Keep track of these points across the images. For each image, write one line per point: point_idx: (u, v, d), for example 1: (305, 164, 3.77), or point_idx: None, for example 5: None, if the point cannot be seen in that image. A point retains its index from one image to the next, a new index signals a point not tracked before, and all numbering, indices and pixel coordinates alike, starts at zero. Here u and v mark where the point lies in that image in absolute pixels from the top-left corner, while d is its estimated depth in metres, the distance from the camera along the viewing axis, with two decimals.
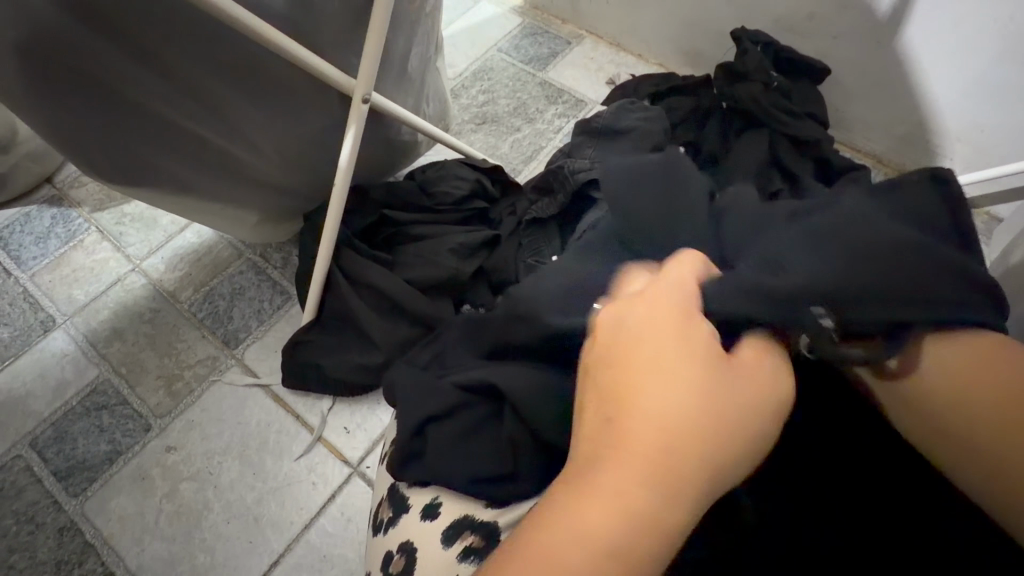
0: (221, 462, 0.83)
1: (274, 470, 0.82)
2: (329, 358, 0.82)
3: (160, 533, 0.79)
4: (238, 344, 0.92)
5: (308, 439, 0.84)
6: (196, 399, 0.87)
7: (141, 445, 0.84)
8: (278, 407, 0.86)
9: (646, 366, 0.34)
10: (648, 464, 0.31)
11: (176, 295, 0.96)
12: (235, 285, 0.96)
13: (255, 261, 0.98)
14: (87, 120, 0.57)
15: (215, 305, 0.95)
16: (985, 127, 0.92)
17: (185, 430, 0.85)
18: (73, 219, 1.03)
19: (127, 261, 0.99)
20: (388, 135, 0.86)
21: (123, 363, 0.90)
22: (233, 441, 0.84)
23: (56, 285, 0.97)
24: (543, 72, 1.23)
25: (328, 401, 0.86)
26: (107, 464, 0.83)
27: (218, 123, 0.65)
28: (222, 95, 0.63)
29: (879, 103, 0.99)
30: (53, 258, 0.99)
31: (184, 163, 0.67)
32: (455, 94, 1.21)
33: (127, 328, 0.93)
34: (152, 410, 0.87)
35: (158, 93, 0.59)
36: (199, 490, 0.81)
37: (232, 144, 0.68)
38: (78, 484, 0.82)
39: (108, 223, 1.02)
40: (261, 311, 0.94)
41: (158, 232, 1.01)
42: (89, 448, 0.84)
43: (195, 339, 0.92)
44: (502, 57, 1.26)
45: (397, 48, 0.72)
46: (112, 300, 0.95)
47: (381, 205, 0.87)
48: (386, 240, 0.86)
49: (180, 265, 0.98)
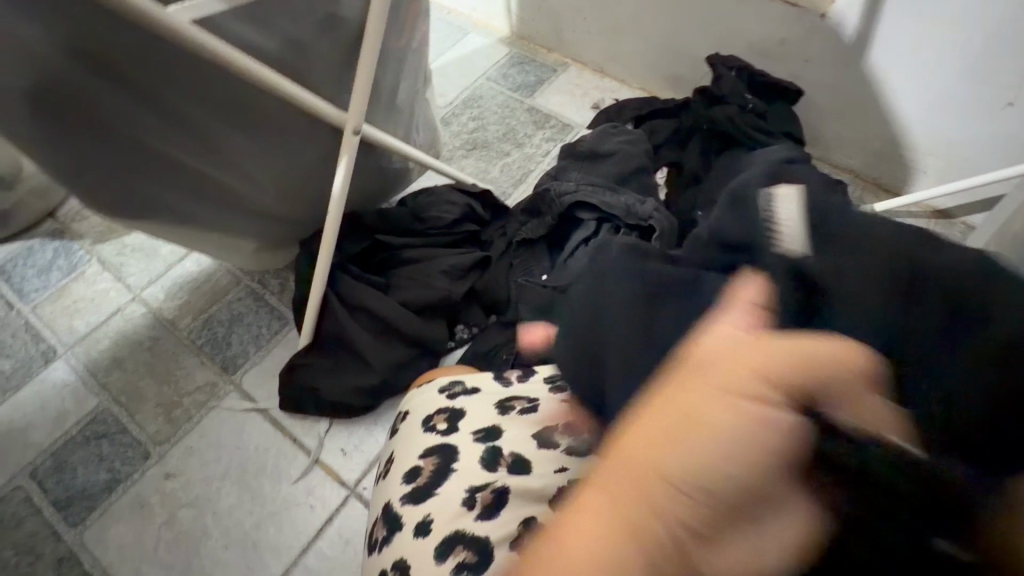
0: (219, 488, 0.84)
1: (272, 494, 0.83)
2: (327, 380, 0.84)
3: (158, 561, 0.79)
4: (236, 370, 0.93)
5: (306, 461, 0.85)
6: (195, 425, 0.88)
7: (140, 472, 0.85)
8: (276, 431, 0.88)
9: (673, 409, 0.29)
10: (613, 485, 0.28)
11: (175, 322, 0.98)
12: (234, 312, 0.98)
13: (253, 288, 1.00)
14: (93, 159, 0.60)
15: (213, 332, 0.97)
16: (953, 142, 0.96)
17: (184, 456, 0.86)
18: (75, 251, 1.05)
19: (128, 291, 1.01)
20: (381, 163, 0.89)
21: (122, 392, 0.92)
22: (231, 466, 0.85)
23: (58, 316, 0.99)
24: (530, 98, 1.28)
25: (325, 423, 0.87)
26: (107, 492, 0.84)
27: (218, 157, 0.68)
28: (220, 132, 0.66)
29: (853, 122, 1.03)
30: (56, 289, 1.02)
31: (184, 193, 0.70)
32: (446, 121, 1.26)
33: (126, 357, 0.95)
34: (151, 437, 0.88)
35: (161, 129, 0.62)
36: (198, 517, 0.82)
37: (231, 176, 0.72)
38: (77, 514, 0.82)
39: (110, 254, 1.05)
40: (258, 336, 0.96)
41: (158, 262, 1.04)
42: (89, 476, 0.85)
43: (193, 366, 0.93)
44: (490, 86, 1.31)
45: (386, 82, 0.76)
46: (114, 330, 0.97)
47: (374, 231, 0.90)
48: (381, 264, 0.89)
49: (179, 294, 1.00)
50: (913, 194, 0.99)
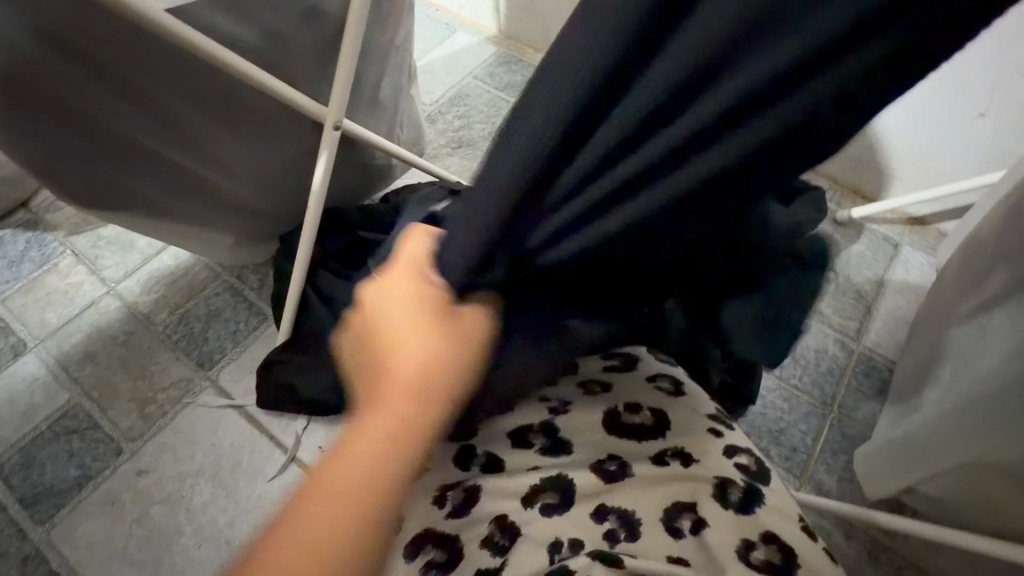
0: (193, 485, 0.82)
1: (247, 491, 0.82)
2: (305, 377, 0.83)
3: (128, 559, 0.78)
4: (213, 366, 0.92)
5: (282, 459, 0.84)
6: (169, 422, 0.87)
7: (111, 469, 0.83)
8: (253, 428, 0.87)
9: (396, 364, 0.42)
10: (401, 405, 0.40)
11: (151, 317, 0.96)
12: (211, 307, 0.97)
13: (232, 283, 0.99)
14: (63, 148, 0.59)
15: (190, 327, 0.95)
16: (926, 151, 0.98)
17: (157, 453, 0.85)
18: (48, 243, 1.03)
19: (102, 284, 0.99)
20: (364, 159, 0.88)
21: (95, 386, 0.90)
22: (206, 463, 0.84)
23: (28, 309, 0.97)
24: (516, 98, 1.28)
25: (303, 420, 0.87)
26: (76, 490, 0.82)
27: (194, 149, 0.67)
28: (197, 124, 0.65)
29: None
30: (27, 282, 0.99)
31: (159, 185, 0.69)
32: (432, 119, 1.25)
33: (100, 351, 0.93)
34: (124, 433, 0.86)
35: (135, 119, 0.61)
36: (170, 514, 0.80)
37: (208, 169, 0.70)
38: (45, 511, 0.80)
39: (84, 246, 1.03)
40: (236, 332, 0.95)
41: (134, 255, 1.02)
42: (58, 473, 0.83)
43: (169, 361, 0.92)
44: (477, 84, 1.30)
45: (369, 78, 0.75)
46: (87, 324, 0.95)
47: (357, 227, 0.89)
48: (363, 260, 0.88)
49: (156, 287, 0.99)
50: (890, 201, 1.01)
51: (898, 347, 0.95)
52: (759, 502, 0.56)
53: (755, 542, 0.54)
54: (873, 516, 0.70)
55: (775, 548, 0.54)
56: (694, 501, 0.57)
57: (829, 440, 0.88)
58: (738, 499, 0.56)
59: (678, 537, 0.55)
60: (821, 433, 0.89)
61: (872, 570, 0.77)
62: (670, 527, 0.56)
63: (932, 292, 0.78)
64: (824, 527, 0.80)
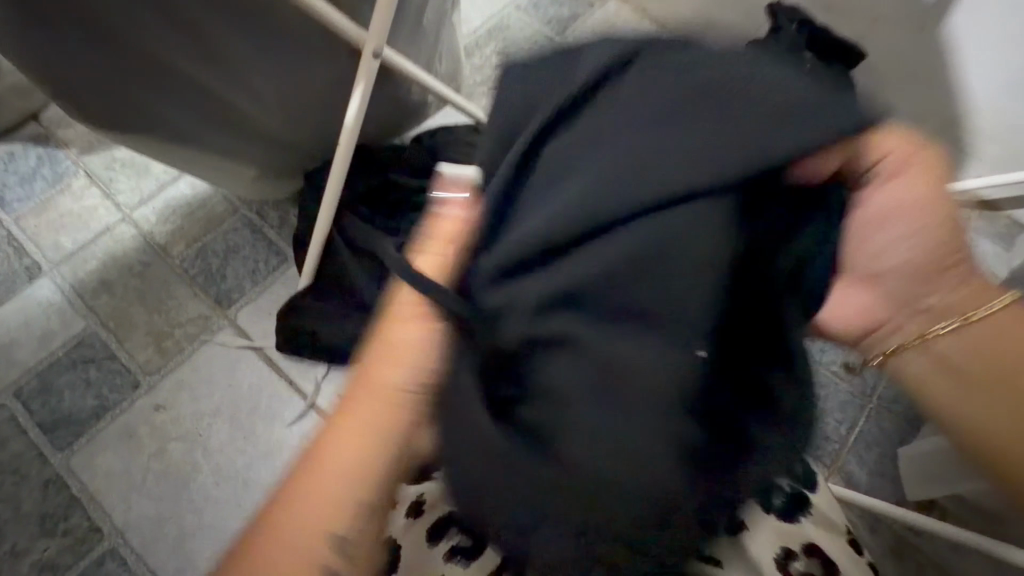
0: (210, 424, 0.81)
1: (264, 435, 0.81)
2: (326, 325, 0.79)
3: (147, 492, 0.78)
4: (231, 304, 0.89)
5: (300, 406, 0.82)
6: (186, 359, 0.85)
7: (129, 402, 0.82)
8: (271, 372, 0.84)
9: (356, 411, 0.44)
10: (361, 446, 0.43)
11: (167, 248, 0.92)
12: (230, 242, 0.93)
13: (251, 219, 0.94)
14: (72, 54, 0.52)
15: (208, 262, 0.91)
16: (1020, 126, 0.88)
17: (174, 389, 0.83)
18: (60, 160, 0.97)
19: (116, 210, 0.94)
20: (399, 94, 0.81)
21: (111, 317, 0.87)
22: (224, 404, 0.83)
23: (42, 230, 0.93)
24: (561, 35, 1.16)
25: (322, 367, 0.84)
26: (94, 420, 0.81)
27: (217, 67, 0.59)
28: (222, 38, 0.57)
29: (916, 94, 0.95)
30: (39, 201, 0.95)
31: (181, 109, 0.62)
32: (468, 53, 1.15)
33: (115, 280, 0.90)
34: (141, 367, 0.84)
35: (153, 29, 0.53)
36: (188, 451, 0.80)
37: (233, 92, 0.63)
38: (63, 438, 0.80)
39: (97, 167, 0.97)
40: (256, 271, 0.91)
41: (150, 181, 0.96)
42: (75, 402, 0.82)
43: (186, 297, 0.89)
44: (519, 16, 1.18)
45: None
46: (103, 251, 0.92)
47: (386, 170, 0.83)
48: (392, 205, 0.82)
49: (173, 217, 0.94)
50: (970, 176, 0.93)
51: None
52: (801, 509, 0.53)
53: (795, 552, 0.51)
54: (908, 518, 0.68)
55: (816, 560, 0.51)
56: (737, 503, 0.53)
57: (864, 431, 0.84)
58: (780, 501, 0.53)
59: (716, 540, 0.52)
60: (857, 424, 0.85)
61: (895, 567, 0.76)
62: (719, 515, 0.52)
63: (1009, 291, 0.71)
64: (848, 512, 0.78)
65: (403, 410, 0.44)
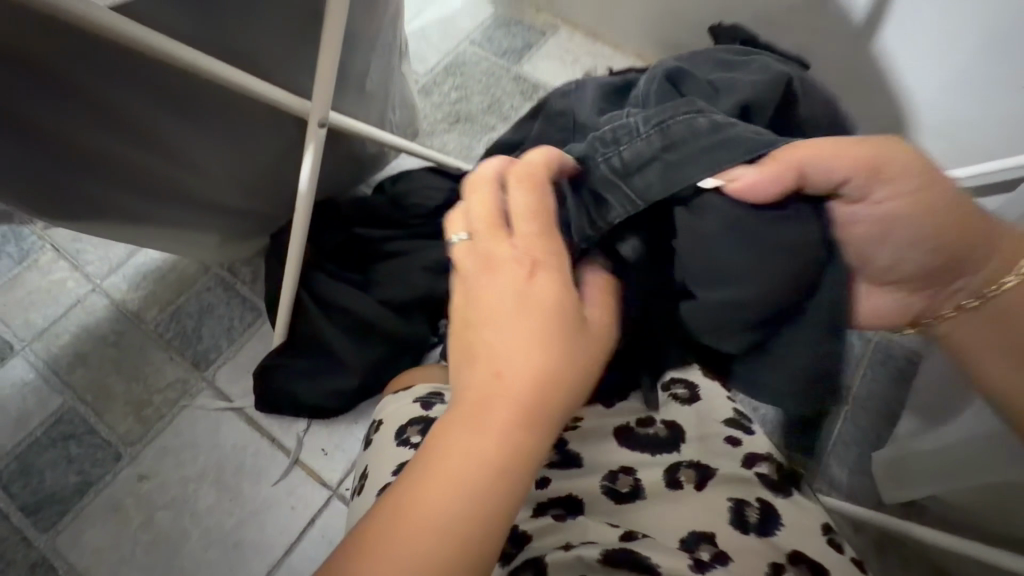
0: (197, 489, 0.89)
1: (252, 494, 0.89)
2: (301, 382, 0.87)
3: (138, 563, 0.85)
4: (208, 366, 0.98)
5: (286, 461, 0.91)
6: (166, 425, 0.93)
7: (113, 474, 0.90)
8: (253, 430, 0.93)
9: (483, 359, 0.40)
10: (521, 400, 0.39)
11: (141, 315, 1.01)
12: (203, 303, 1.02)
13: (223, 277, 1.04)
14: None
15: (182, 326, 1.00)
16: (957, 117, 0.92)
17: (158, 458, 0.91)
18: (25, 237, 1.06)
19: (86, 281, 1.03)
20: (352, 149, 0.86)
21: (87, 390, 0.95)
22: (209, 466, 0.90)
23: (11, 308, 1.01)
24: (517, 65, 1.24)
25: (304, 422, 0.92)
26: (78, 496, 0.88)
27: (162, 152, 0.65)
28: (161, 125, 0.62)
29: (868, 103, 1.02)
30: (7, 279, 1.03)
31: (166, 204, 0.71)
32: (427, 91, 1.22)
33: (90, 353, 0.98)
34: (121, 438, 0.92)
35: None
36: (177, 519, 0.87)
37: (171, 166, 0.67)
38: (48, 519, 0.87)
39: (63, 241, 1.06)
40: (231, 329, 1.01)
41: (117, 250, 1.05)
42: (58, 480, 0.89)
43: (163, 362, 0.98)
44: (474, 50, 1.26)
45: (356, 65, 0.71)
46: (74, 323, 1.00)
47: (349, 224, 0.89)
48: (361, 259, 0.88)
49: (143, 283, 1.03)
50: None
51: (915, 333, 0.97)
52: (777, 522, 0.58)
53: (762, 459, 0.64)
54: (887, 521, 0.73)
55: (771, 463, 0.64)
56: (714, 531, 0.58)
57: (842, 433, 0.93)
58: (709, 557, 0.55)
59: (633, 457, 0.64)
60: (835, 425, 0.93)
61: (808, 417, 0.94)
62: (692, 563, 0.54)
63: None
64: (765, 426, 0.93)
65: (514, 371, 0.39)
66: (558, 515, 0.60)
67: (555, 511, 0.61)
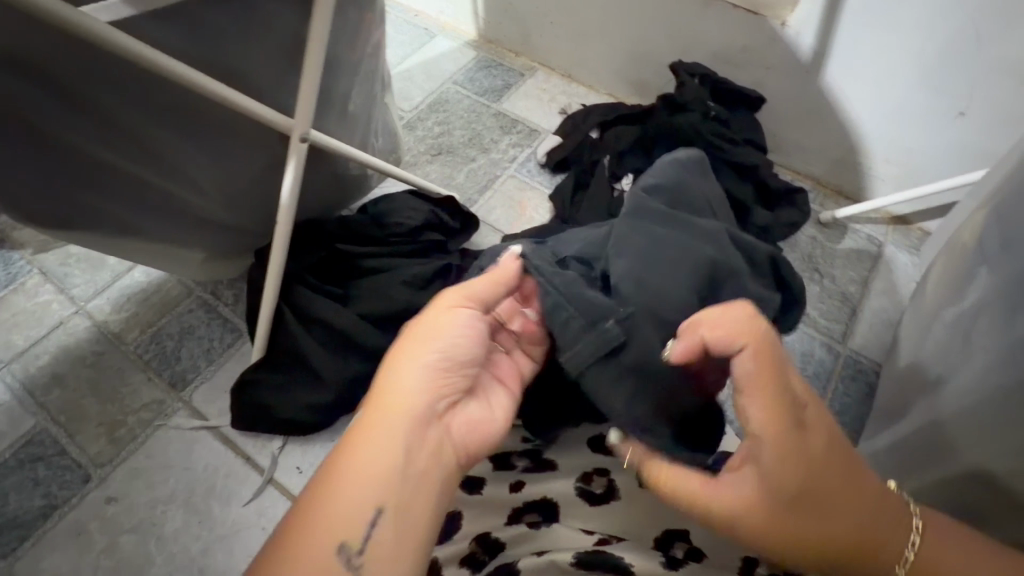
0: (165, 511, 0.87)
1: (221, 517, 0.87)
2: (277, 397, 0.87)
3: None
4: (186, 387, 0.98)
5: (258, 481, 0.89)
6: (140, 445, 0.92)
7: (80, 497, 0.88)
8: (226, 450, 0.92)
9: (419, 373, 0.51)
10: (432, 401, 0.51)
11: (122, 336, 1.02)
12: (185, 324, 1.03)
13: (206, 299, 1.06)
14: None
15: (162, 346, 1.01)
16: (910, 149, 1.02)
17: (127, 480, 0.89)
18: (15, 261, 1.08)
19: (70, 303, 1.04)
20: (335, 169, 0.91)
21: (62, 411, 0.95)
22: (178, 488, 0.89)
23: None
24: (497, 103, 1.32)
25: (278, 441, 0.92)
26: (42, 520, 0.86)
27: (150, 162, 0.69)
28: (151, 134, 0.66)
29: (824, 131, 1.08)
30: None
31: (150, 216, 0.75)
32: (412, 126, 1.29)
33: (67, 373, 0.98)
34: (91, 459, 0.91)
35: None
36: (141, 543, 0.85)
37: (155, 174, 0.70)
38: (8, 544, 0.84)
39: (52, 264, 1.08)
40: (210, 350, 1.01)
41: (104, 273, 1.07)
42: (23, 504, 0.87)
43: (140, 382, 0.97)
44: (456, 90, 1.34)
45: (336, 88, 0.77)
46: (54, 344, 1.01)
47: (332, 241, 0.92)
48: (341, 275, 0.91)
49: (127, 305, 1.05)
50: (873, 202, 1.06)
51: (883, 348, 0.99)
52: None
53: None
54: None
55: None
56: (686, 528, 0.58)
57: None
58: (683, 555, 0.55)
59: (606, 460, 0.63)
60: None
61: None
62: (665, 561, 0.54)
63: (987, 234, 0.68)
64: None
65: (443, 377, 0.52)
66: (533, 524, 0.60)
67: (531, 519, 0.61)
